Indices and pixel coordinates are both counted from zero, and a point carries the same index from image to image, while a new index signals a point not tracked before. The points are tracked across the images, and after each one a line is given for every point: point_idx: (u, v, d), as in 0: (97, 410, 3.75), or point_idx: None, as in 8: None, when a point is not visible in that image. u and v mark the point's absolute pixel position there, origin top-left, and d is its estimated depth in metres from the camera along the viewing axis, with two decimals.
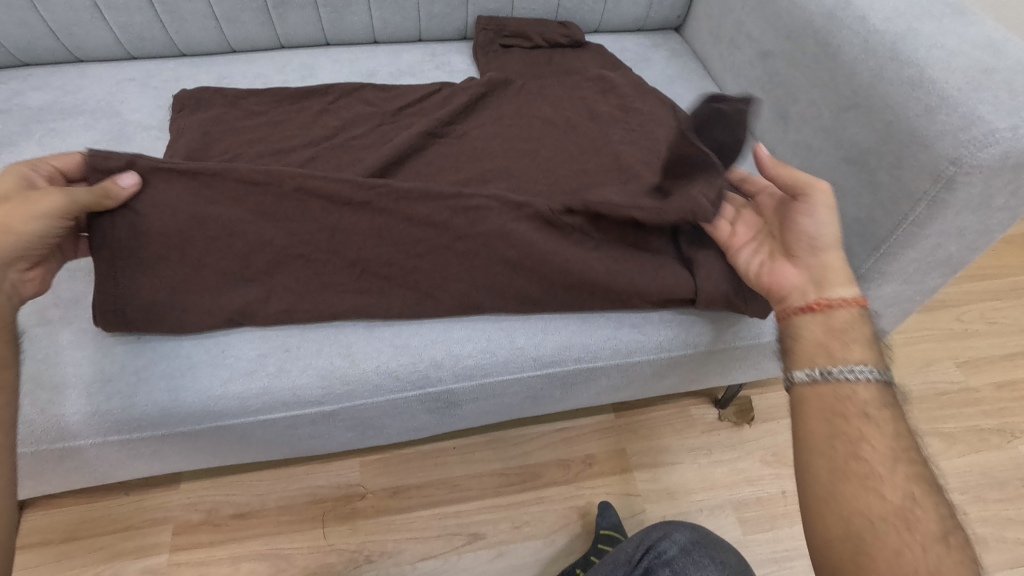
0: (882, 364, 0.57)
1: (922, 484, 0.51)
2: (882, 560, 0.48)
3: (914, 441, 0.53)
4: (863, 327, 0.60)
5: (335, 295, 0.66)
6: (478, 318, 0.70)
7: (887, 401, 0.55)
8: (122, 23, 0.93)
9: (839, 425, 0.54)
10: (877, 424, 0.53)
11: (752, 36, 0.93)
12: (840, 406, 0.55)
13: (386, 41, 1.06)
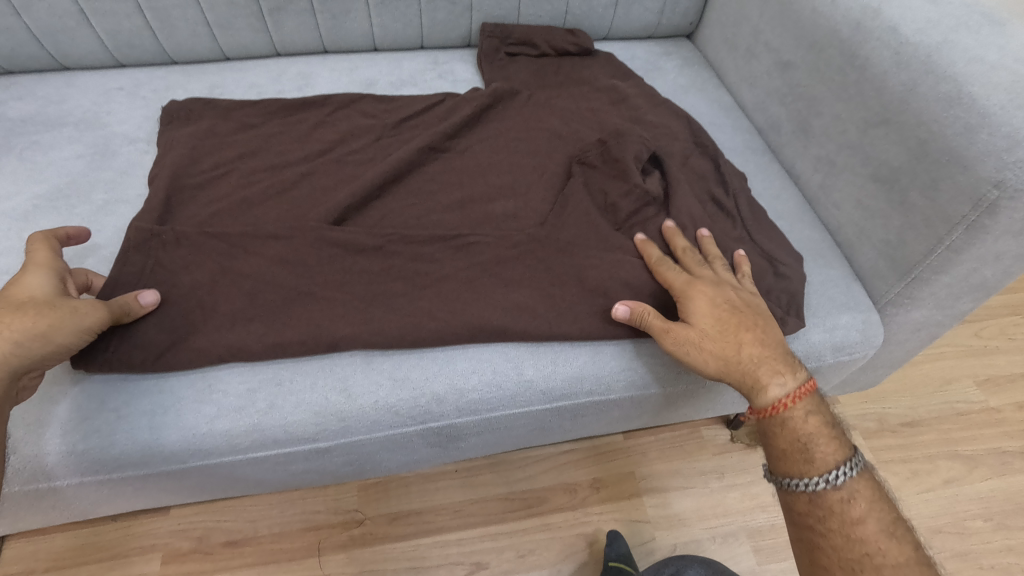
0: (841, 455, 0.56)
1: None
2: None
3: (886, 534, 0.52)
4: (812, 419, 0.58)
5: (336, 320, 0.62)
6: (484, 347, 0.65)
7: (851, 494, 0.54)
8: (110, 30, 0.89)
9: (808, 537, 0.56)
10: (833, 530, 0.54)
11: (771, 45, 0.88)
12: (803, 517, 0.56)
13: (387, 49, 1.01)
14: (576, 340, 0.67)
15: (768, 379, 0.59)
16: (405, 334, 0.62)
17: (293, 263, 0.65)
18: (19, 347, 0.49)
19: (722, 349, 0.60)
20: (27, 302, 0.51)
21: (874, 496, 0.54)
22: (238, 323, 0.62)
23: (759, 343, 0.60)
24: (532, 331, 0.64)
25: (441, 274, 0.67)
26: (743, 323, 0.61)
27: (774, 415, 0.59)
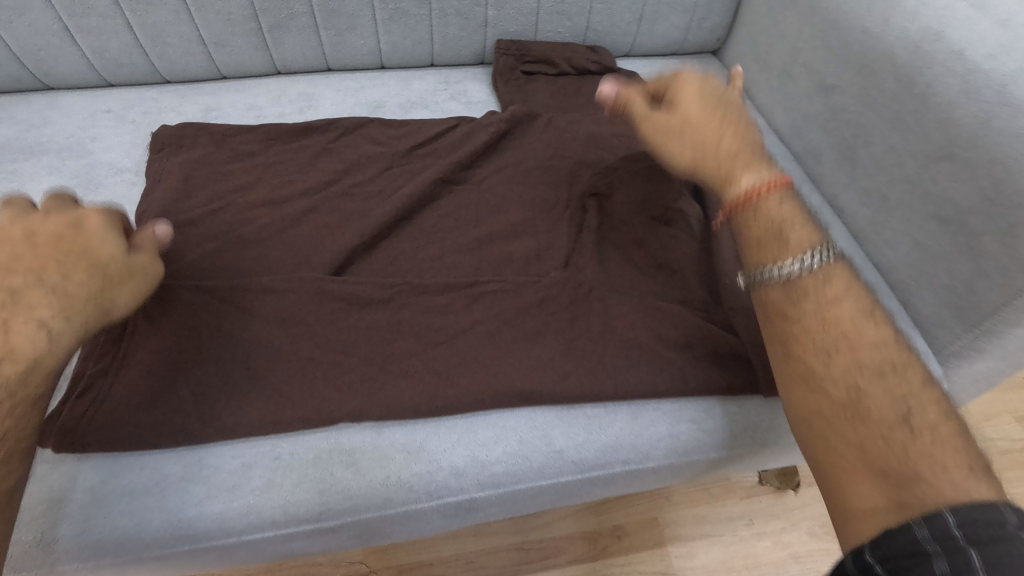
0: (813, 240, 0.48)
1: (864, 355, 0.43)
2: (845, 452, 0.41)
3: (864, 316, 0.45)
4: (788, 207, 0.51)
5: (343, 388, 0.56)
6: (507, 414, 0.58)
7: (827, 276, 0.47)
8: (96, 47, 0.82)
9: (777, 327, 0.48)
10: (807, 311, 0.46)
11: (811, 66, 0.82)
12: (771, 307, 0.49)
13: (394, 67, 0.94)
14: (610, 404, 0.59)
15: (741, 171, 0.53)
16: (421, 403, 0.56)
17: (293, 320, 0.59)
18: (100, 311, 0.47)
19: (701, 119, 0.55)
20: (102, 268, 0.48)
21: (850, 282, 0.47)
22: (233, 395, 0.55)
23: (738, 137, 0.55)
24: (562, 393, 0.57)
25: (458, 328, 0.60)
26: (724, 118, 0.56)
27: (748, 202, 0.51)
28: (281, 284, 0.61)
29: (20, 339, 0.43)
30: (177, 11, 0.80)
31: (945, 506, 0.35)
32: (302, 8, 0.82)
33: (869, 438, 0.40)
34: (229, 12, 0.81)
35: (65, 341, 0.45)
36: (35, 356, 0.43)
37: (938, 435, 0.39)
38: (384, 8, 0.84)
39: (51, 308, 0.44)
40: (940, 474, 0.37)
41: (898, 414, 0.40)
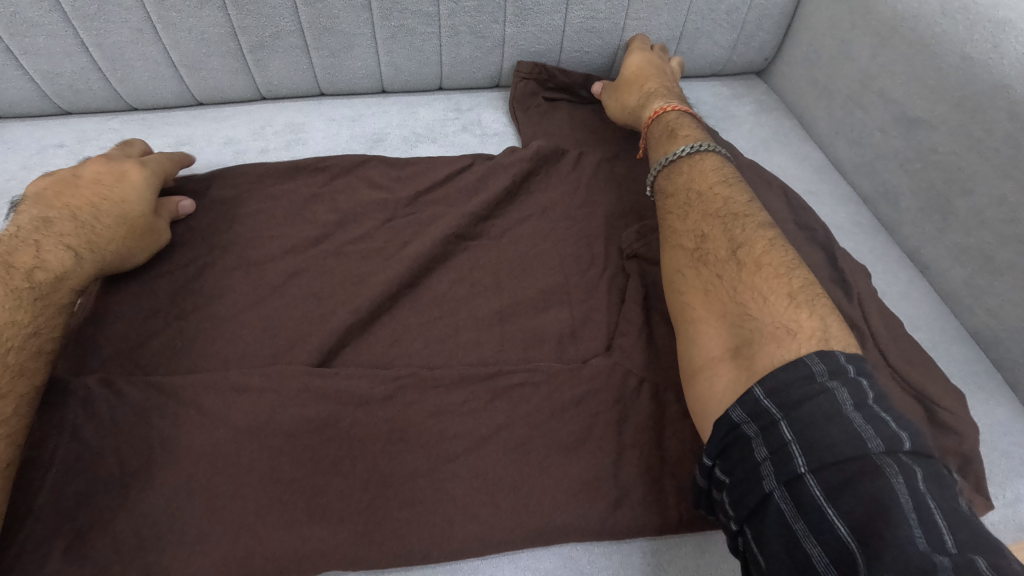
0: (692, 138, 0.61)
1: (714, 211, 0.53)
2: (699, 305, 0.50)
3: (719, 181, 0.55)
4: (685, 121, 0.64)
5: (330, 521, 0.43)
6: (542, 552, 0.45)
7: (699, 156, 0.58)
8: (47, 72, 0.69)
9: (661, 202, 0.59)
10: (679, 184, 0.57)
11: (888, 96, 0.69)
12: (661, 186, 0.60)
13: (397, 92, 0.82)
14: (672, 537, 0.46)
15: (656, 103, 0.68)
16: (432, 544, 0.43)
17: (269, 426, 0.47)
18: (100, 256, 0.51)
19: (639, 73, 0.72)
20: (128, 220, 0.53)
21: (716, 162, 0.57)
22: (188, 537, 0.42)
23: (659, 84, 0.71)
24: (611, 527, 0.45)
25: (478, 437, 0.48)
26: (656, 73, 0.72)
27: (654, 117, 0.66)
28: (254, 381, 0.48)
29: (52, 259, 0.49)
30: (141, 29, 0.67)
31: (757, 382, 0.39)
32: (289, 25, 0.70)
33: (712, 282, 0.49)
34: (203, 30, 0.68)
35: (91, 269, 0.51)
36: (62, 273, 0.49)
37: (759, 265, 0.47)
38: (385, 25, 0.72)
39: (80, 240, 0.50)
40: (762, 309, 0.44)
41: (730, 250, 0.49)
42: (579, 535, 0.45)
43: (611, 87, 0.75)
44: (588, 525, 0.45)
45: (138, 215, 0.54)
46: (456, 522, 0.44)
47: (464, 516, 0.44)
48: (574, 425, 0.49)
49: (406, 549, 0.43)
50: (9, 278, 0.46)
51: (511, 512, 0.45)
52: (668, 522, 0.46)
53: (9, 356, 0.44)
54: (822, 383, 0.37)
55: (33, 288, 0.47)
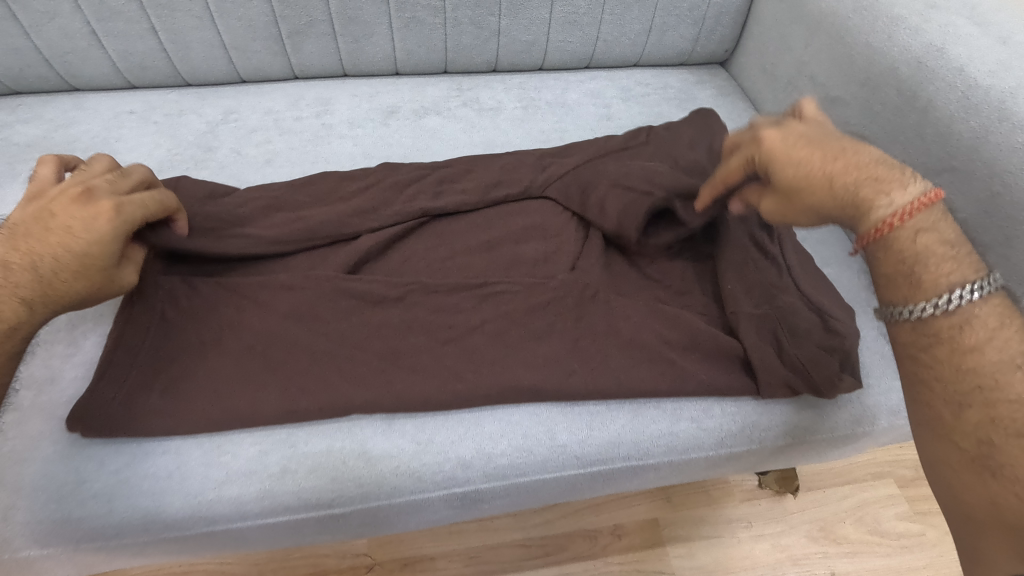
0: (961, 275, 0.47)
1: (1008, 423, 0.41)
2: (977, 505, 0.42)
3: (1013, 370, 0.42)
4: (933, 237, 0.48)
5: (355, 382, 0.58)
6: (513, 408, 0.61)
7: (972, 318, 0.45)
8: (122, 51, 0.85)
9: (913, 373, 0.48)
10: (942, 361, 0.46)
11: (815, 79, 0.84)
12: (907, 349, 0.48)
13: (409, 73, 0.97)
14: (612, 401, 0.62)
15: (873, 198, 0.50)
16: (431, 397, 0.58)
17: (310, 313, 0.62)
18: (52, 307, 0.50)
19: (821, 172, 0.52)
20: (88, 273, 0.51)
21: (1008, 321, 0.44)
22: (253, 386, 0.57)
23: (853, 167, 0.52)
24: (566, 390, 0.59)
25: (467, 327, 0.62)
26: (830, 154, 0.52)
27: (878, 233, 0.49)
28: (296, 282, 0.63)
29: (4, 311, 0.48)
30: (200, 17, 0.83)
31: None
32: (321, 16, 0.85)
33: (1003, 495, 0.40)
34: (251, 18, 0.84)
35: (46, 313, 0.51)
36: (15, 323, 0.49)
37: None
38: (400, 16, 0.87)
39: (36, 291, 0.49)
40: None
41: None
42: (540, 396, 0.60)
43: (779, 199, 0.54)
44: (547, 390, 0.59)
45: (99, 267, 0.51)
46: (448, 385, 0.59)
47: (454, 381, 0.59)
48: (542, 322, 0.63)
49: (413, 403, 0.58)
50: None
51: (490, 381, 0.59)
52: (608, 392, 0.60)
53: None
54: None
55: None
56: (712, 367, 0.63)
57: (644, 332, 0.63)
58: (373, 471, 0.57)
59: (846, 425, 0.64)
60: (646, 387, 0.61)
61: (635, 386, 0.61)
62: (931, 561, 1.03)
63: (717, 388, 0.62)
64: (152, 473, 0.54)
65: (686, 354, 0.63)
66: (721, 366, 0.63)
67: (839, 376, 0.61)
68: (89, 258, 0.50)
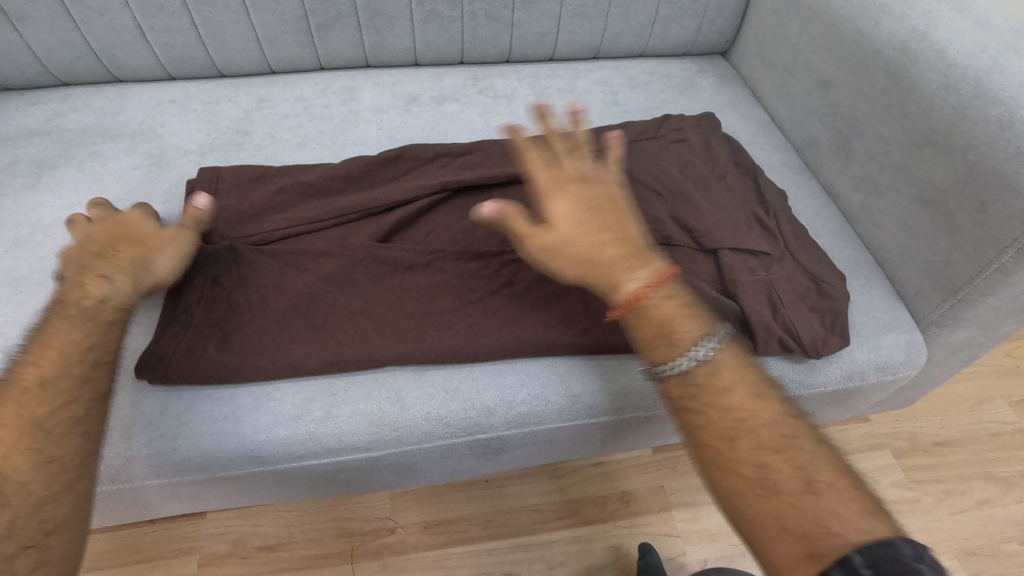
0: (701, 331, 0.50)
1: (749, 435, 0.44)
2: (765, 523, 0.42)
3: (755, 398, 0.47)
4: (675, 306, 0.52)
5: (389, 337, 0.64)
6: (532, 362, 0.67)
7: (716, 367, 0.48)
8: (164, 45, 0.91)
9: (678, 419, 0.48)
10: (708, 403, 0.46)
11: (810, 65, 0.89)
12: (675, 402, 0.49)
13: (427, 64, 1.03)
14: (622, 356, 0.67)
15: (623, 276, 0.53)
16: (458, 350, 0.64)
17: (349, 278, 0.68)
18: (129, 267, 0.57)
19: (583, 234, 0.55)
20: (137, 238, 0.59)
21: (739, 366, 0.49)
22: (297, 341, 0.63)
23: (616, 242, 0.55)
24: (580, 345, 0.65)
25: (489, 290, 0.68)
26: (602, 226, 0.55)
27: (637, 305, 0.52)
28: (334, 249, 0.69)
29: (92, 287, 0.55)
30: (237, 11, 0.89)
31: (854, 549, 0.38)
32: (347, 9, 0.91)
33: (783, 509, 0.41)
34: (282, 12, 0.90)
35: (127, 283, 0.56)
36: (105, 296, 0.55)
37: (839, 493, 0.42)
38: (420, 10, 0.93)
39: (107, 266, 0.56)
40: (850, 527, 0.40)
41: (801, 481, 0.42)
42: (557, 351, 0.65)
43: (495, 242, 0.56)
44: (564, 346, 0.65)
45: (145, 233, 0.60)
46: (474, 341, 0.64)
47: (479, 337, 0.65)
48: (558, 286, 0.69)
49: (441, 355, 0.64)
50: (65, 314, 0.53)
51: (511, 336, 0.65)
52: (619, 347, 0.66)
53: (74, 368, 0.51)
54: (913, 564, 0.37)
55: (84, 314, 0.53)
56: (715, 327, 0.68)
57: None
58: (405, 417, 0.63)
59: (835, 379, 0.71)
60: None
61: None
62: (925, 526, 1.08)
63: None
64: (209, 417, 0.61)
65: None
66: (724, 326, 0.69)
67: (827, 336, 0.68)
68: (132, 229, 0.60)
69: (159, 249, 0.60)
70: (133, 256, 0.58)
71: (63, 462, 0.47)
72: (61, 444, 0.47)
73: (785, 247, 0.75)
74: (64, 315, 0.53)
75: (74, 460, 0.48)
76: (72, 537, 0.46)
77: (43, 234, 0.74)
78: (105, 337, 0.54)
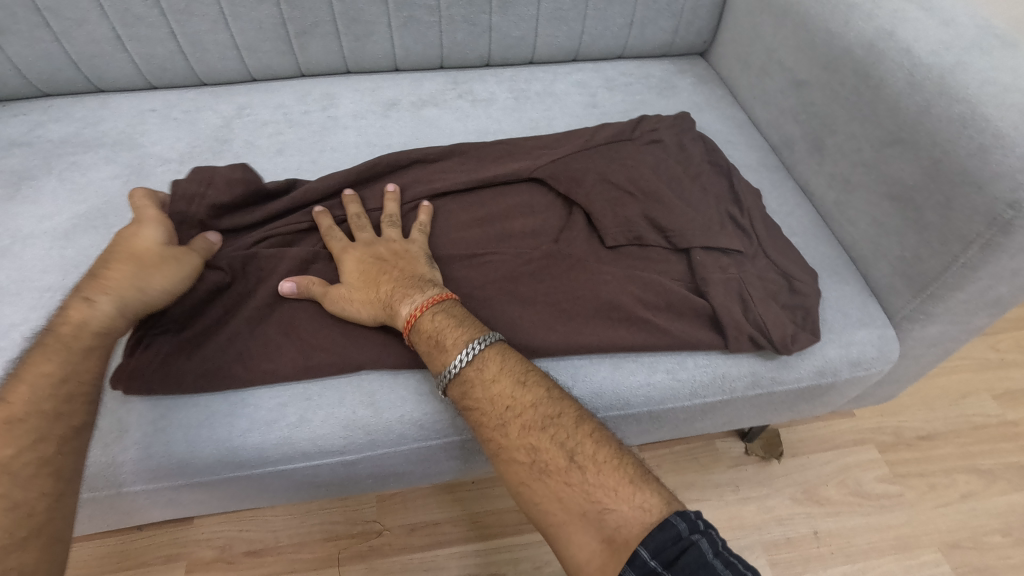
0: (467, 336, 0.60)
1: (532, 428, 0.55)
2: (553, 507, 0.52)
3: (521, 387, 0.57)
4: (443, 318, 0.61)
5: (363, 342, 0.65)
6: None
7: (483, 363, 0.58)
8: (144, 54, 0.92)
9: (470, 417, 0.58)
10: (481, 399, 0.57)
11: (784, 64, 0.90)
12: (461, 401, 0.59)
13: (408, 69, 1.04)
14: (595, 355, 0.68)
15: (400, 304, 0.63)
16: None
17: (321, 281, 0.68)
18: (119, 289, 0.59)
19: (370, 281, 0.65)
20: (132, 257, 0.62)
21: (504, 361, 0.59)
22: (272, 345, 0.64)
23: (395, 281, 0.65)
24: (552, 345, 0.66)
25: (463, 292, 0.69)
26: (381, 271, 0.66)
27: (411, 327, 0.61)
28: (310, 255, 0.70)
29: (77, 311, 0.58)
30: (215, 20, 0.90)
31: (641, 541, 0.48)
32: (325, 17, 0.92)
33: (562, 490, 0.52)
34: (261, 21, 0.91)
35: (110, 306, 0.59)
36: (85, 320, 0.58)
37: (598, 466, 0.53)
38: (398, 16, 0.94)
39: (97, 289, 0.59)
40: (614, 497, 0.51)
41: (567, 458, 0.53)
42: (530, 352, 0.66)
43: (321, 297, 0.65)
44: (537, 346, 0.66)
45: (143, 252, 0.62)
46: None
47: None
48: (530, 286, 0.70)
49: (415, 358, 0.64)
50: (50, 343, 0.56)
51: None
52: (592, 348, 0.67)
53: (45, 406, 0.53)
54: (688, 539, 0.47)
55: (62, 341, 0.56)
56: (686, 325, 0.69)
57: (626, 293, 0.70)
58: (380, 419, 0.63)
59: (808, 375, 0.71)
60: (626, 342, 0.67)
61: (615, 342, 0.67)
62: (909, 519, 1.09)
63: (691, 342, 0.68)
64: (185, 424, 0.61)
65: (664, 313, 0.70)
66: (695, 324, 0.69)
67: (797, 332, 0.69)
68: (133, 250, 0.63)
69: (153, 269, 0.61)
70: (128, 276, 0.60)
71: (29, 505, 0.48)
72: (28, 487, 0.49)
73: (758, 244, 0.76)
74: (47, 343, 0.56)
75: (41, 504, 0.49)
76: None
77: (22, 245, 0.74)
78: (79, 368, 0.56)
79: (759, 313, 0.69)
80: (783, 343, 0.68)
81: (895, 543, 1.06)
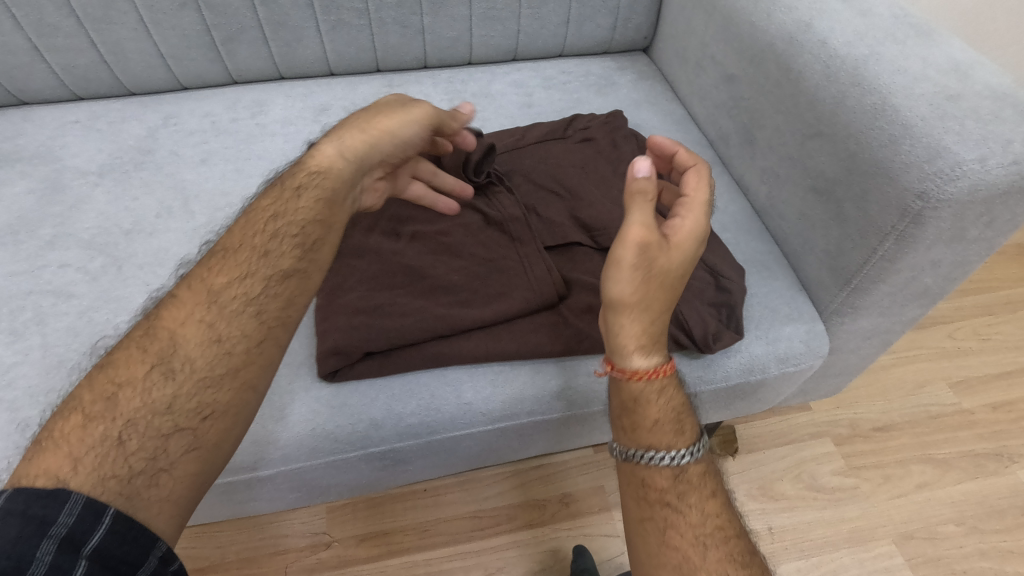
0: (688, 439, 0.54)
1: (723, 554, 0.49)
2: None
3: (725, 510, 0.52)
4: (666, 397, 0.55)
5: None
6: (421, 373, 0.66)
7: (702, 473, 0.53)
8: (64, 65, 0.90)
9: (655, 513, 0.52)
10: (692, 505, 0.51)
11: (715, 59, 0.89)
12: (651, 496, 0.53)
13: (343, 73, 1.02)
14: (514, 361, 0.67)
15: (655, 346, 0.55)
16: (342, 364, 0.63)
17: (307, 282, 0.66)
18: (372, 138, 0.55)
19: (671, 272, 0.53)
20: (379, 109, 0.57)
21: (717, 479, 0.54)
22: None
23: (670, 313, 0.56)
24: (467, 351, 0.65)
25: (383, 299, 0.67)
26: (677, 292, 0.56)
27: (648, 376, 0.54)
28: None
29: (321, 159, 0.53)
30: (135, 29, 0.88)
31: None
32: (250, 22, 0.90)
33: None
34: (184, 28, 0.89)
35: (341, 154, 0.53)
36: (324, 169, 0.53)
37: None
38: (326, 19, 0.93)
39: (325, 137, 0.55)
40: None
41: None
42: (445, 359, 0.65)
43: (675, 261, 0.53)
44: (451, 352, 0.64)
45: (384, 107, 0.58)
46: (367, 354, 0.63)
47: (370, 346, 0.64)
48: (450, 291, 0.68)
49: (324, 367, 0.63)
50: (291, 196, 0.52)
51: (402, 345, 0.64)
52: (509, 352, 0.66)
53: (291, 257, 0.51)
54: None
55: (310, 195, 0.52)
56: None
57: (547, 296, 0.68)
58: (289, 433, 0.62)
59: (734, 373, 0.71)
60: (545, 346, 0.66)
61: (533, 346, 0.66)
62: (864, 512, 1.08)
63: None
64: None
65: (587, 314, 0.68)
66: None
67: (721, 330, 0.68)
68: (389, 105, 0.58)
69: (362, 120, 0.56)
70: (360, 124, 0.56)
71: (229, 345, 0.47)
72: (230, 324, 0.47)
73: None
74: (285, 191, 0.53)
75: (244, 342, 0.47)
76: (230, 424, 0.45)
77: None
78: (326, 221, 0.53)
79: (684, 313, 0.67)
80: (706, 343, 0.67)
81: (850, 537, 1.05)
